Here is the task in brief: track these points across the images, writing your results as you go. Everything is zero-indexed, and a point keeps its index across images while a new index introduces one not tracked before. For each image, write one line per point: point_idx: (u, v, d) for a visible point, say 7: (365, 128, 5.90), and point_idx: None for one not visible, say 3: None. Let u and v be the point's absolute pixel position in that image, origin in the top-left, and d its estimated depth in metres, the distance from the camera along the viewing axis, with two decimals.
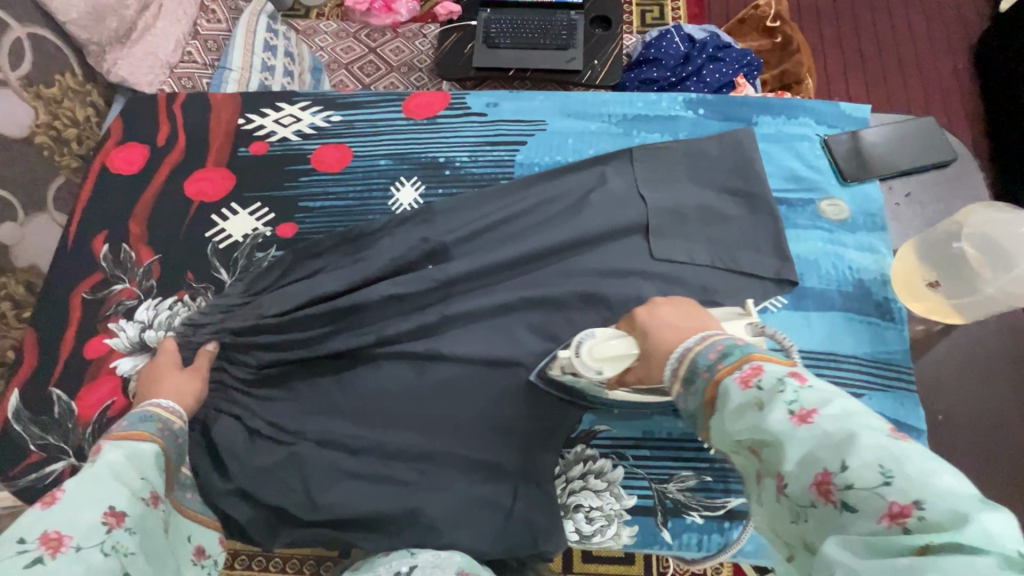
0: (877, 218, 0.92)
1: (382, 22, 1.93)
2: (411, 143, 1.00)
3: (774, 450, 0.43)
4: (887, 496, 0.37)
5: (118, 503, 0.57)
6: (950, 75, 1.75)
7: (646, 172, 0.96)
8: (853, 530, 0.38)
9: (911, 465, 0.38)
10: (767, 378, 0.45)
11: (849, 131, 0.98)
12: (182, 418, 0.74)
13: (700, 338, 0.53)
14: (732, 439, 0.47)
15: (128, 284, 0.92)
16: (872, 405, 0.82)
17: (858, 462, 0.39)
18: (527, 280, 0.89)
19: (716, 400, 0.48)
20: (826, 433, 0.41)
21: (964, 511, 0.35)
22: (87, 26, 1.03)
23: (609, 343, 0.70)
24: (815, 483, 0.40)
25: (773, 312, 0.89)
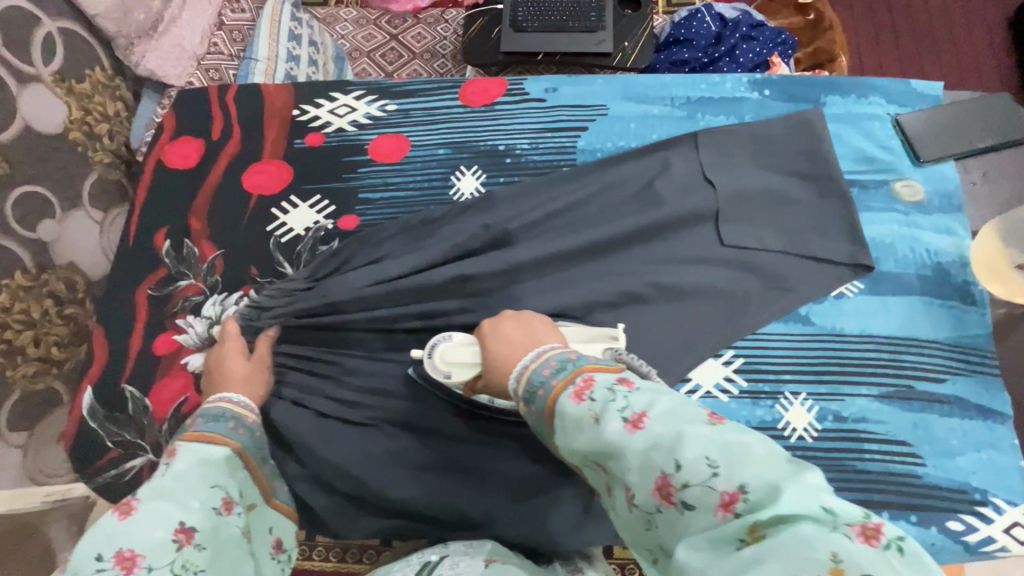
0: (953, 199, 0.90)
1: (403, 7, 1.92)
2: (469, 131, 0.98)
3: (615, 460, 0.45)
4: (715, 487, 0.40)
5: (188, 518, 0.54)
6: (987, 48, 1.70)
7: (713, 156, 0.93)
8: (693, 525, 0.40)
9: (726, 449, 0.41)
10: (599, 390, 0.48)
11: (920, 110, 0.95)
12: (256, 411, 0.72)
13: (537, 357, 0.57)
14: (581, 453, 0.48)
15: (193, 280, 0.92)
16: (957, 389, 0.80)
17: (686, 457, 0.41)
18: (589, 268, 0.88)
19: (558, 419, 0.50)
20: (656, 435, 0.43)
21: (777, 483, 0.38)
22: (115, 19, 1.06)
23: (462, 348, 0.73)
24: (656, 487, 0.42)
25: (849, 297, 0.86)
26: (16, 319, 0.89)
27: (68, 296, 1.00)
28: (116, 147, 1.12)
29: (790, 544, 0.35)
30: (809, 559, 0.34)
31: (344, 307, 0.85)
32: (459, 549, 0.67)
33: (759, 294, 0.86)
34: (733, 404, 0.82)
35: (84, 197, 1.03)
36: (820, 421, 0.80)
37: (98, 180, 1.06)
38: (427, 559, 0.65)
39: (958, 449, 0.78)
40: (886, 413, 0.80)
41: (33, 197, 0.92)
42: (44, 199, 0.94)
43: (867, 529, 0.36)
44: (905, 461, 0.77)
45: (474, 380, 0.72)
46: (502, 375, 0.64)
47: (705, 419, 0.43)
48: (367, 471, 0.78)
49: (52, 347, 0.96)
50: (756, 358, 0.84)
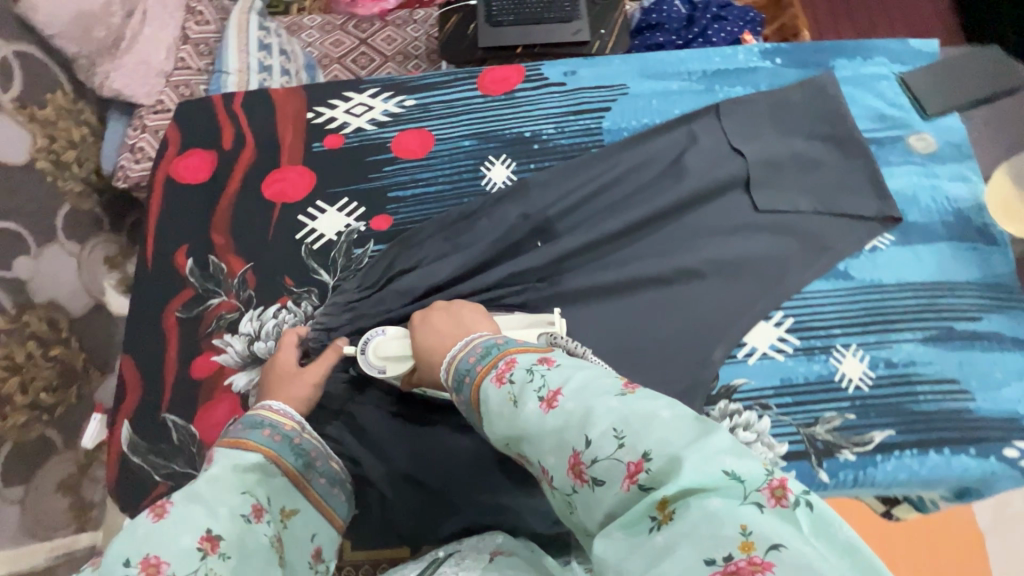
0: (962, 148, 0.95)
1: (369, 11, 1.85)
2: (494, 120, 0.97)
3: (533, 443, 0.46)
4: (622, 458, 0.41)
5: (215, 526, 0.50)
6: (933, 14, 1.79)
7: (736, 126, 0.95)
8: (603, 502, 0.41)
9: (634, 420, 0.42)
10: (517, 371, 0.50)
11: (921, 67, 1.00)
12: (298, 420, 0.68)
13: (464, 344, 0.58)
14: (505, 440, 0.49)
15: (225, 297, 0.87)
16: (993, 325, 0.84)
17: (597, 433, 0.42)
18: (631, 245, 0.89)
19: (482, 405, 0.51)
20: (569, 412, 0.45)
21: (679, 451, 0.39)
22: (75, 38, 1.01)
23: (395, 342, 0.75)
24: (571, 466, 0.43)
25: (882, 249, 0.89)
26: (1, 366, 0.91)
27: (52, 335, 1.03)
28: (86, 174, 1.14)
29: (696, 515, 0.36)
30: (718, 532, 0.35)
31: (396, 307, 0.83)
32: (470, 542, 0.66)
33: (799, 255, 0.88)
34: (790, 362, 0.84)
35: (58, 230, 1.05)
36: (873, 369, 0.83)
37: (69, 212, 1.08)
38: (435, 556, 0.64)
39: (1002, 380, 0.82)
40: (932, 354, 0.83)
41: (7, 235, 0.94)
42: (17, 234, 0.96)
43: (775, 490, 0.37)
44: (957, 397, 0.81)
45: (411, 372, 0.74)
46: (433, 365, 0.65)
47: (615, 393, 0.45)
48: (443, 472, 0.76)
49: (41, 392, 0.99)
50: (805, 316, 0.86)
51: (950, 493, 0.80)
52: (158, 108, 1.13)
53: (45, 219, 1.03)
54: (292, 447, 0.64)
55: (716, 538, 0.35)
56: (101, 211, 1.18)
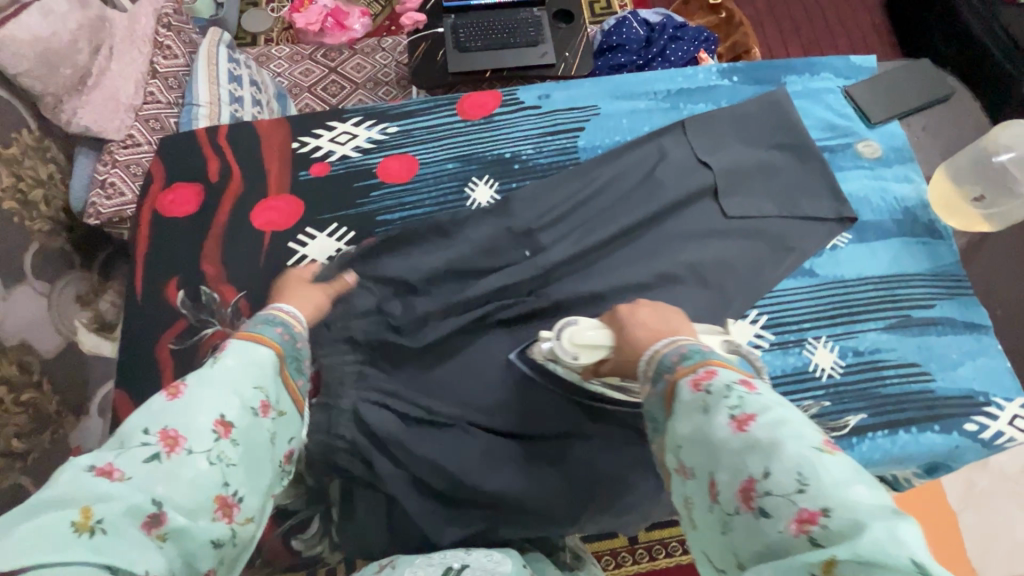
0: (904, 151, 1.04)
1: (338, 40, 1.98)
2: (474, 144, 1.02)
3: (711, 454, 0.48)
4: (797, 501, 0.42)
5: (228, 412, 0.53)
6: (870, 27, 1.95)
7: (701, 139, 1.02)
8: (766, 532, 0.43)
9: (822, 473, 0.42)
10: (717, 383, 0.50)
11: (862, 80, 1.10)
12: (305, 326, 0.70)
13: (667, 341, 0.59)
14: (679, 441, 0.52)
15: (220, 326, 0.88)
16: (945, 311, 0.92)
17: (779, 468, 0.44)
18: (612, 254, 0.94)
19: (671, 400, 0.53)
20: (758, 440, 0.46)
21: (863, 518, 0.39)
22: (40, 76, 0.98)
23: (588, 331, 0.74)
24: (741, 488, 0.46)
25: (842, 247, 0.97)
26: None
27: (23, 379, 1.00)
28: (54, 213, 1.10)
29: None
30: None
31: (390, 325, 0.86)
32: (481, 558, 0.66)
33: (768, 256, 0.95)
34: (767, 356, 0.90)
35: (27, 271, 1.03)
36: (843, 358, 0.89)
37: (38, 251, 1.06)
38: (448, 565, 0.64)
39: (957, 361, 0.89)
40: (894, 341, 0.90)
41: None
42: None
43: None
44: (919, 379, 0.88)
45: (600, 361, 0.75)
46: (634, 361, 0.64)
47: (813, 443, 0.44)
48: (446, 482, 0.78)
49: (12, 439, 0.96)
50: (778, 312, 0.92)
51: (922, 468, 0.86)
52: (127, 143, 1.11)
53: (13, 258, 1.00)
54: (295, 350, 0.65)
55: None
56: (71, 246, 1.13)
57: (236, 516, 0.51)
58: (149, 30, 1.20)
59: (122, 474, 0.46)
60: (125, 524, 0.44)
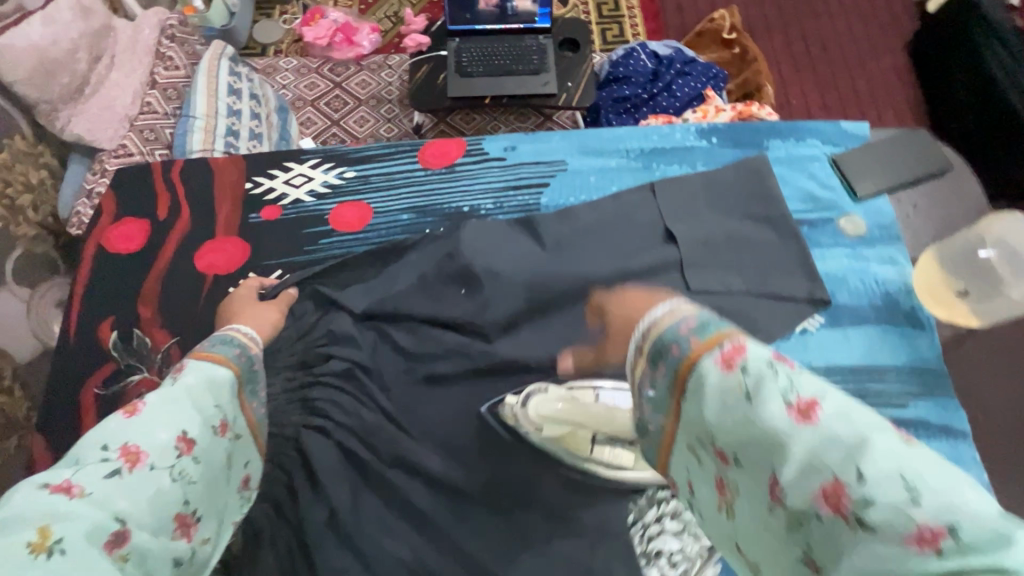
0: (891, 229, 0.97)
1: (345, 55, 1.90)
2: (432, 194, 0.98)
3: (773, 453, 0.38)
4: (914, 514, 0.33)
5: (190, 429, 0.54)
6: (891, 71, 1.89)
7: (670, 204, 0.96)
8: (868, 546, 0.33)
9: (928, 476, 0.34)
10: (754, 361, 0.40)
11: (850, 148, 1.03)
12: (263, 346, 0.67)
13: (664, 308, 0.45)
14: (718, 434, 0.40)
15: (146, 374, 0.85)
16: (919, 412, 0.85)
17: (873, 466, 0.35)
18: (562, 319, 0.88)
19: (694, 385, 0.41)
20: (833, 434, 0.36)
21: (1004, 530, 0.31)
22: (39, 85, 1.08)
23: (552, 404, 0.73)
24: (822, 491, 0.36)
25: (812, 331, 0.90)
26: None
27: None
28: (43, 219, 1.16)
29: None
30: None
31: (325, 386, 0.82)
32: None
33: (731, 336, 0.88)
34: None
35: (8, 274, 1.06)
36: None
37: (22, 256, 1.09)
38: None
39: None
40: None
41: None
42: None
43: None
44: None
45: (561, 435, 0.74)
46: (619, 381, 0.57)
47: (896, 435, 0.36)
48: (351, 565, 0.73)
49: None
50: None
51: None
52: (119, 152, 1.17)
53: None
54: (253, 369, 0.63)
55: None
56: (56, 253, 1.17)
57: (193, 535, 0.52)
58: (152, 43, 1.28)
59: (80, 490, 0.46)
60: (82, 545, 0.43)
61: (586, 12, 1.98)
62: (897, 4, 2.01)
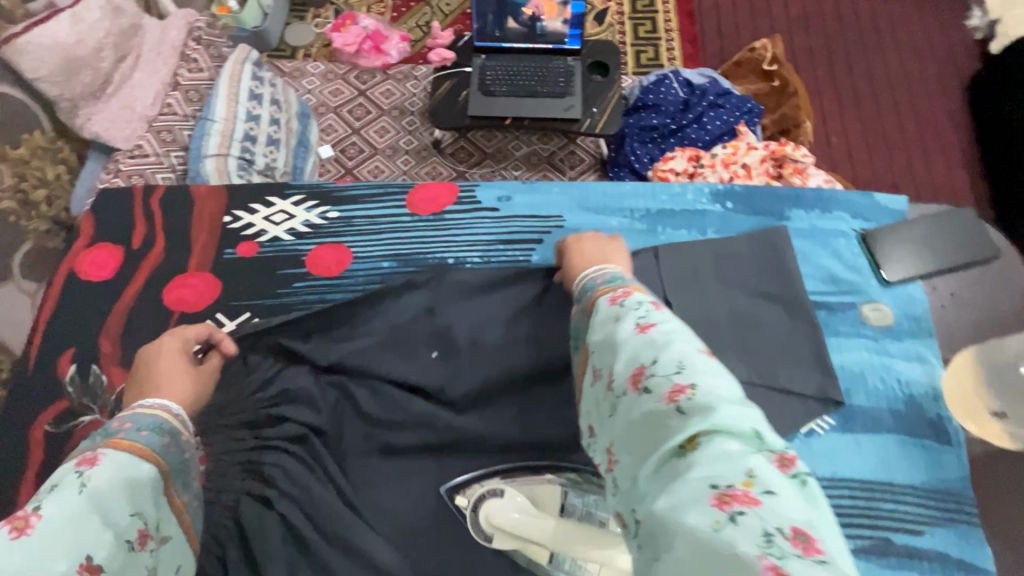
0: (922, 322, 0.86)
1: (372, 62, 1.83)
2: (417, 243, 0.92)
3: (609, 351, 0.51)
4: (673, 381, 0.44)
5: (98, 552, 0.46)
6: (945, 115, 1.75)
7: (673, 274, 0.88)
8: (644, 408, 0.45)
9: (699, 364, 0.45)
10: (631, 300, 0.53)
11: (885, 225, 0.92)
12: (193, 431, 0.61)
13: (596, 266, 0.63)
14: (593, 344, 0.53)
15: (97, 415, 0.81)
16: (936, 543, 0.75)
17: (664, 358, 0.46)
18: (536, 396, 0.80)
19: (587, 312, 0.56)
20: (651, 338, 0.48)
21: (726, 402, 0.42)
22: (59, 82, 1.03)
23: (509, 514, 0.70)
24: (631, 375, 0.47)
25: (820, 434, 0.80)
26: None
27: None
28: (56, 213, 1.13)
29: (719, 453, 0.39)
30: (729, 469, 0.38)
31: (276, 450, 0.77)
32: None
33: None
34: None
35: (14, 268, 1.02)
36: None
37: (32, 250, 1.08)
38: None
39: None
40: (863, 570, 0.73)
41: None
42: None
43: (786, 459, 0.40)
44: None
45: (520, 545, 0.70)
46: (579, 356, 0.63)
47: (698, 347, 0.47)
48: None
49: None
50: None
51: None
52: (134, 152, 1.14)
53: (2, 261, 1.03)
54: (185, 462, 0.57)
55: (726, 473, 0.38)
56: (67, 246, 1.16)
57: None
58: (178, 44, 1.28)
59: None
60: None
61: (621, 32, 1.87)
62: (958, 42, 1.85)
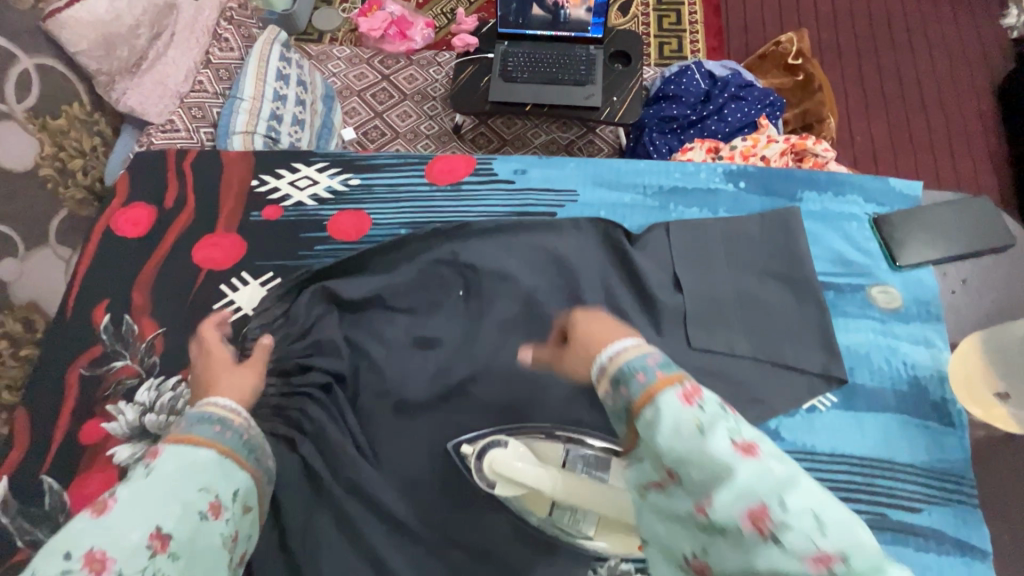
0: (931, 307, 0.87)
1: (397, 49, 1.85)
2: (434, 212, 0.95)
3: (707, 475, 0.43)
4: (818, 541, 0.39)
5: (166, 523, 0.49)
6: (973, 115, 1.73)
7: (682, 251, 0.90)
8: (777, 563, 0.40)
9: (833, 511, 0.41)
10: (709, 403, 0.47)
11: (899, 209, 0.93)
12: (249, 415, 0.61)
13: (632, 346, 0.54)
14: (672, 460, 0.45)
15: (129, 361, 0.86)
16: (933, 521, 0.75)
17: (794, 502, 0.41)
18: (543, 364, 0.84)
19: (650, 413, 0.47)
20: (768, 468, 0.43)
21: (874, 558, 0.39)
22: (98, 56, 1.04)
23: (513, 463, 0.71)
24: (749, 512, 0.41)
25: (821, 411, 0.81)
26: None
27: (24, 336, 0.97)
28: (90, 182, 1.11)
29: None
30: None
31: (305, 397, 0.82)
32: None
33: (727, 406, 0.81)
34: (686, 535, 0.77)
35: (51, 234, 1.02)
36: None
37: (67, 218, 1.05)
38: None
39: None
40: None
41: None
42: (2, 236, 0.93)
43: None
44: None
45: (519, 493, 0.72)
46: None
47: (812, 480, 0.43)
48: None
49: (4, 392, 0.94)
50: None
51: None
52: (165, 127, 1.17)
53: (39, 222, 1.00)
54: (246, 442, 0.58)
55: None
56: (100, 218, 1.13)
57: None
58: (209, 24, 1.29)
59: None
60: None
61: (645, 23, 1.88)
62: (992, 41, 1.82)
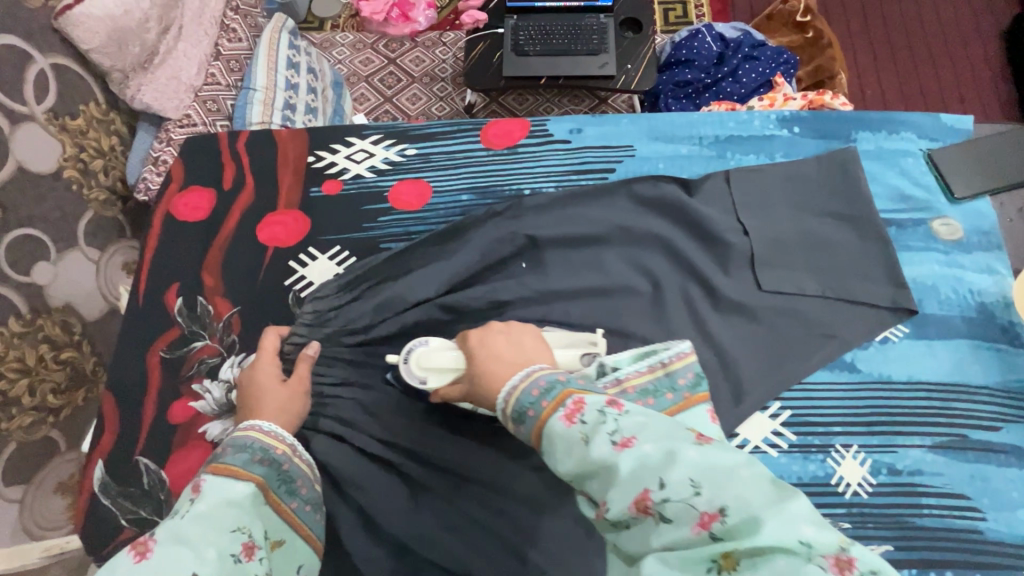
0: (992, 236, 0.88)
1: (400, 30, 1.80)
2: (493, 175, 0.96)
3: (603, 481, 0.44)
4: (697, 506, 0.40)
5: (201, 570, 0.48)
6: (980, 61, 1.73)
7: (744, 196, 0.91)
8: (670, 537, 0.41)
9: (714, 476, 0.41)
10: (588, 411, 0.48)
11: (952, 144, 0.94)
12: (290, 442, 0.66)
13: (519, 378, 0.54)
14: (571, 478, 0.47)
15: (208, 341, 0.87)
16: (1013, 438, 0.78)
17: (672, 476, 0.42)
18: (618, 314, 0.84)
19: (546, 441, 0.49)
20: (649, 456, 0.43)
21: (759, 512, 0.39)
22: (111, 53, 1.00)
23: (437, 352, 0.72)
24: (636, 501, 0.42)
25: (894, 341, 0.83)
26: (9, 369, 0.86)
27: (64, 339, 0.96)
28: (112, 183, 1.08)
29: None
30: None
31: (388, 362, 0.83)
32: None
33: (801, 343, 0.83)
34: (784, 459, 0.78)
35: (79, 236, 1.00)
36: (875, 474, 0.77)
37: (93, 219, 1.03)
38: None
39: (1018, 501, 0.75)
40: (942, 464, 0.77)
41: (26, 240, 0.89)
42: (38, 240, 0.92)
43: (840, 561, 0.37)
44: (966, 516, 0.74)
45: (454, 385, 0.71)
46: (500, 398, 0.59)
47: (693, 442, 0.44)
48: (401, 537, 0.74)
49: (48, 395, 0.93)
50: (807, 410, 0.80)
51: None
52: (183, 122, 1.12)
53: (65, 224, 0.97)
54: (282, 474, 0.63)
55: None
56: (125, 219, 1.11)
57: None
58: (216, 13, 1.24)
59: None
60: None
61: None
62: None
